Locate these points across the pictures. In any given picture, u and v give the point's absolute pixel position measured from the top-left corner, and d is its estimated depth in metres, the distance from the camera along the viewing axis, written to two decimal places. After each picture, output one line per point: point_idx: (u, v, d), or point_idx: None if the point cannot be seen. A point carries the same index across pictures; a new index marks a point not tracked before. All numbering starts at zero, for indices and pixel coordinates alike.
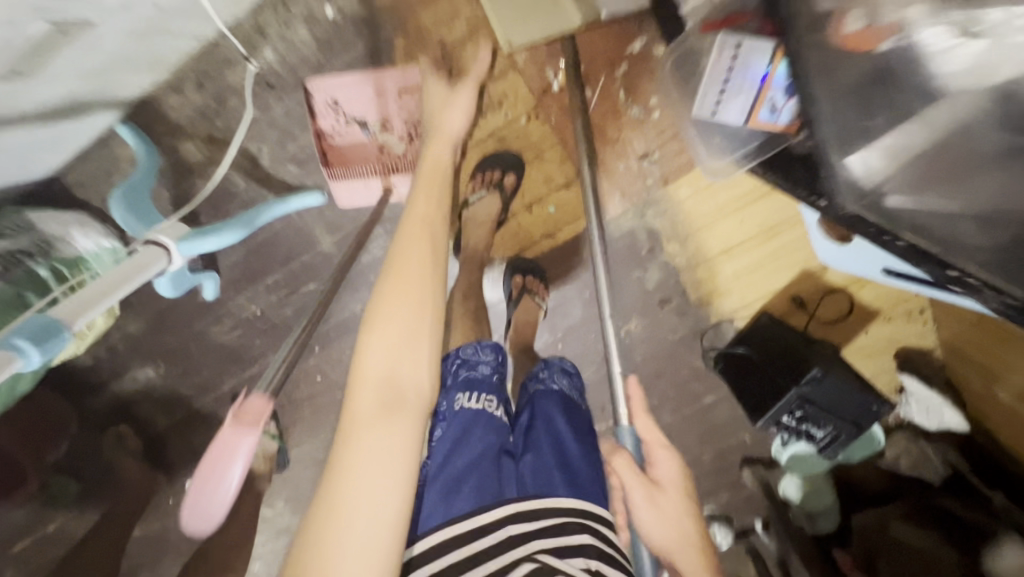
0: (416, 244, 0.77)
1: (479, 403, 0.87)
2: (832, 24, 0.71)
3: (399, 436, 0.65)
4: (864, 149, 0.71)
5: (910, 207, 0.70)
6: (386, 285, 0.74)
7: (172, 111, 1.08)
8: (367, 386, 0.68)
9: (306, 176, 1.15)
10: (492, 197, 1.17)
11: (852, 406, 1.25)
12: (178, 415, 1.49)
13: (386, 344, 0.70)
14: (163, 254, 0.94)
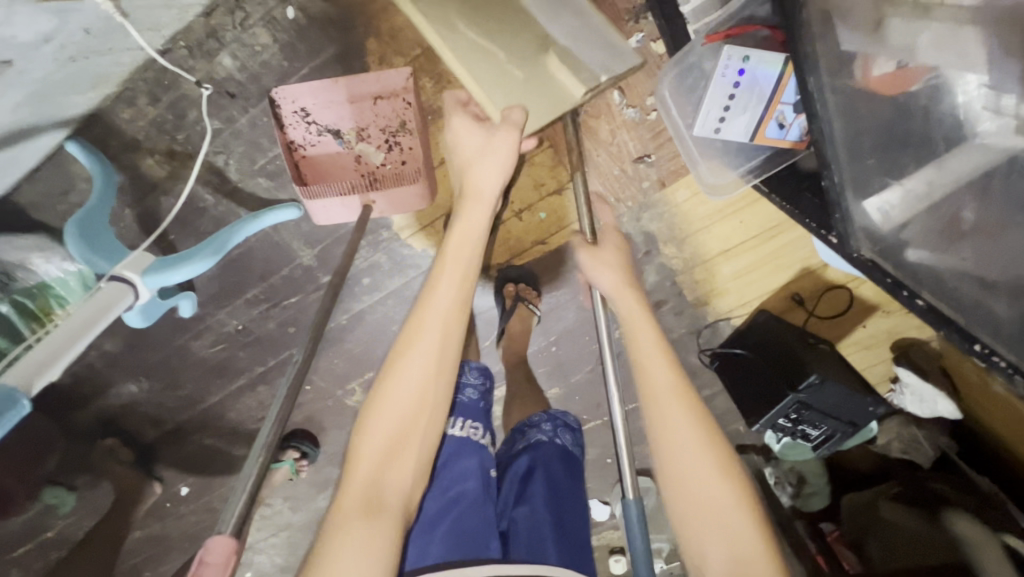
0: (427, 337, 0.69)
1: (464, 431, 0.85)
2: (857, 64, 0.67)
3: (371, 545, 0.61)
4: (881, 196, 0.70)
5: (929, 262, 0.68)
6: (389, 377, 0.68)
7: (126, 125, 0.99)
8: (350, 489, 0.64)
9: (279, 189, 1.07)
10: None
11: (849, 408, 1.23)
12: (166, 428, 1.46)
13: (377, 452, 0.66)
14: (129, 289, 0.89)
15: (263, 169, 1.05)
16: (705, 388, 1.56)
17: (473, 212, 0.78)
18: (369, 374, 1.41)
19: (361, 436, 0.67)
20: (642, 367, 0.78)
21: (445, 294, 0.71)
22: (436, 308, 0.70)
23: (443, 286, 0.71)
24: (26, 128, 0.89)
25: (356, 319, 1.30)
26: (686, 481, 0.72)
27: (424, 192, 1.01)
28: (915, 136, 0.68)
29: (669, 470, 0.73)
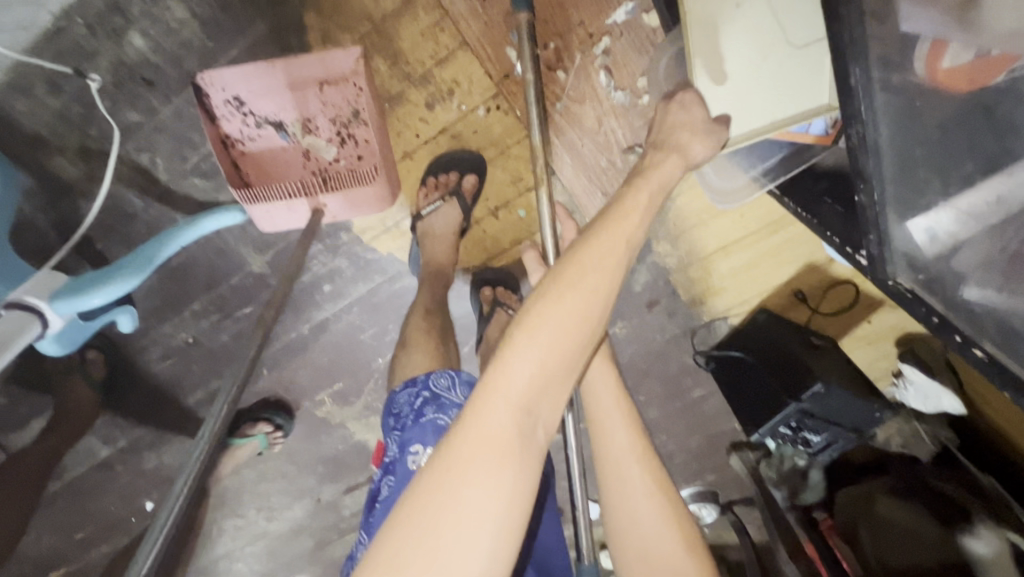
0: (605, 264, 0.57)
1: None
2: (920, 55, 0.52)
3: (518, 477, 0.49)
4: (931, 213, 0.58)
5: (992, 303, 0.55)
6: (549, 302, 0.54)
7: (26, 118, 0.84)
8: (489, 422, 0.49)
9: (218, 190, 0.93)
10: (450, 207, 0.93)
11: (854, 416, 1.15)
12: (121, 444, 1.35)
13: (525, 390, 0.51)
14: (36, 319, 0.76)
15: (196, 168, 0.90)
16: (699, 388, 1.48)
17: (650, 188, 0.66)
18: (339, 385, 1.30)
19: (509, 351, 0.52)
20: (598, 422, 0.74)
21: (626, 229, 0.61)
22: (612, 240, 0.59)
23: (629, 226, 0.61)
24: None
25: (319, 328, 1.18)
26: (646, 549, 0.68)
27: (385, 192, 0.89)
28: (991, 133, 0.51)
29: (629, 536, 0.69)
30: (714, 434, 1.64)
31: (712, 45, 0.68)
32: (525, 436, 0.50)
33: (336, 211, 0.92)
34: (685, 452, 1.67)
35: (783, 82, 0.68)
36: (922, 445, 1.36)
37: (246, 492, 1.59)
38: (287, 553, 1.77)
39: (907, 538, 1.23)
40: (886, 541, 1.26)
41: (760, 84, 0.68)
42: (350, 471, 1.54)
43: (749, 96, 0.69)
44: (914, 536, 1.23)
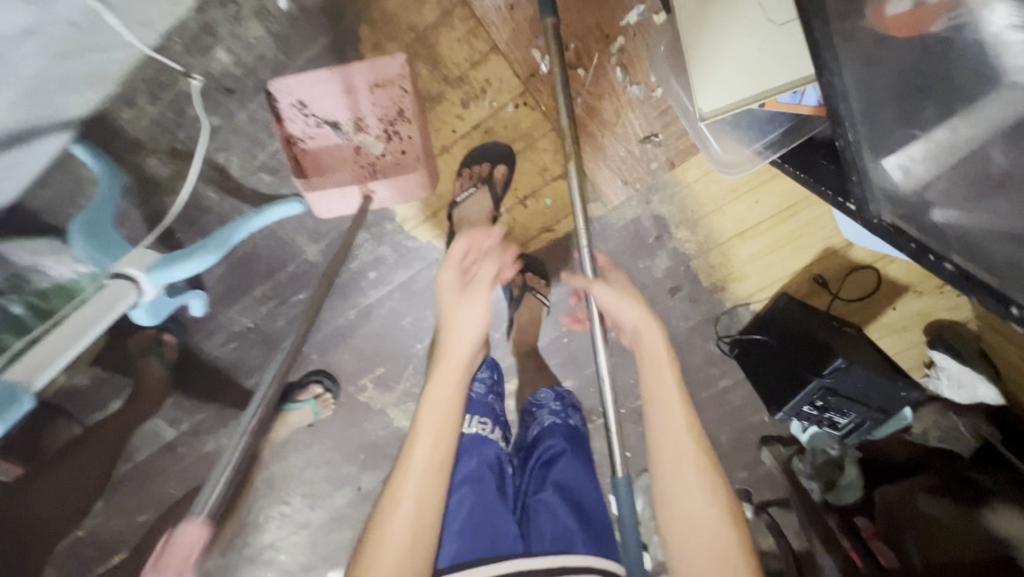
0: (428, 435, 0.68)
1: (475, 428, 0.85)
2: (871, 10, 0.61)
3: None
4: (900, 153, 0.64)
5: (959, 222, 0.62)
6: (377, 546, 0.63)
7: (128, 125, 0.99)
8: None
9: (281, 184, 1.06)
10: (482, 192, 1.05)
11: (880, 393, 1.17)
12: (185, 426, 1.48)
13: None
14: (133, 287, 0.89)
15: (265, 165, 1.04)
16: (725, 377, 1.51)
17: (451, 370, 0.71)
18: (380, 370, 1.40)
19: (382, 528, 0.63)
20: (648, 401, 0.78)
21: (419, 455, 0.67)
22: (412, 471, 0.66)
23: (450, 382, 0.71)
24: (31, 132, 0.87)
25: (364, 315, 1.29)
26: (691, 516, 0.73)
27: (425, 178, 1.01)
28: (936, 75, 0.60)
29: (676, 508, 0.74)
30: (744, 428, 1.66)
31: (697, 30, 0.77)
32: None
33: (383, 199, 1.04)
34: (715, 447, 1.68)
35: (765, 55, 0.73)
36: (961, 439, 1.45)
37: (292, 480, 1.69)
38: (328, 544, 1.84)
39: (944, 532, 1.33)
40: (926, 539, 1.35)
41: (744, 56, 0.74)
42: (389, 459, 1.62)
43: (734, 70, 0.74)
44: (948, 529, 1.33)
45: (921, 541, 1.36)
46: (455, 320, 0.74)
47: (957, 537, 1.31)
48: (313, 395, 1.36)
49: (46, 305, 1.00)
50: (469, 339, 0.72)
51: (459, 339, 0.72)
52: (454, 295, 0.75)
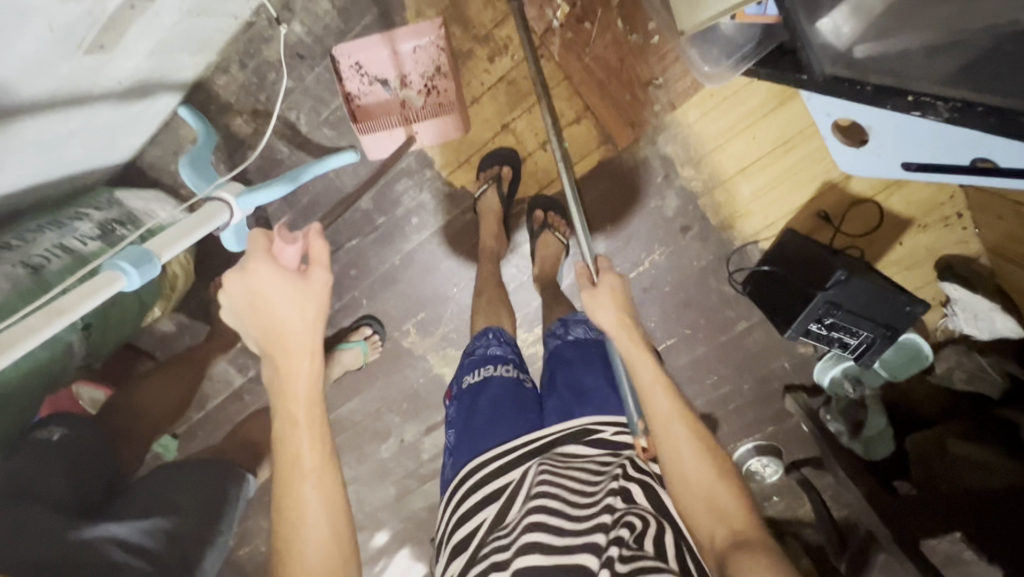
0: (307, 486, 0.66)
1: (480, 375, 1.01)
2: None
3: None
4: (829, 14, 0.94)
5: (872, 53, 0.94)
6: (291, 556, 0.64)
7: (221, 90, 1.23)
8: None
9: (340, 137, 1.27)
10: (492, 189, 1.29)
11: (885, 308, 1.25)
12: (251, 372, 1.66)
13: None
14: (225, 207, 1.07)
15: (327, 120, 1.26)
16: (742, 320, 1.60)
17: (303, 377, 0.68)
18: (421, 314, 1.55)
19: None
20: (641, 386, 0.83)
21: (304, 456, 0.67)
22: (303, 478, 0.66)
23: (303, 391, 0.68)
24: (157, 86, 1.08)
25: (407, 259, 1.46)
26: (666, 431, 0.79)
27: (459, 121, 1.23)
28: None
29: (682, 470, 0.77)
30: (765, 377, 1.71)
31: None
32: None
33: (424, 137, 1.25)
34: (739, 398, 1.73)
35: None
36: (986, 380, 1.51)
37: (341, 434, 1.82)
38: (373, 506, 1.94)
39: (982, 471, 1.32)
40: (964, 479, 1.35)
41: None
42: (429, 409, 1.74)
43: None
44: (989, 468, 1.32)
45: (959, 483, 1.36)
46: (278, 316, 0.69)
47: (999, 470, 1.31)
48: (363, 336, 1.50)
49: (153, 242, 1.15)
50: (300, 326, 0.69)
51: (282, 320, 0.69)
52: (290, 275, 0.70)
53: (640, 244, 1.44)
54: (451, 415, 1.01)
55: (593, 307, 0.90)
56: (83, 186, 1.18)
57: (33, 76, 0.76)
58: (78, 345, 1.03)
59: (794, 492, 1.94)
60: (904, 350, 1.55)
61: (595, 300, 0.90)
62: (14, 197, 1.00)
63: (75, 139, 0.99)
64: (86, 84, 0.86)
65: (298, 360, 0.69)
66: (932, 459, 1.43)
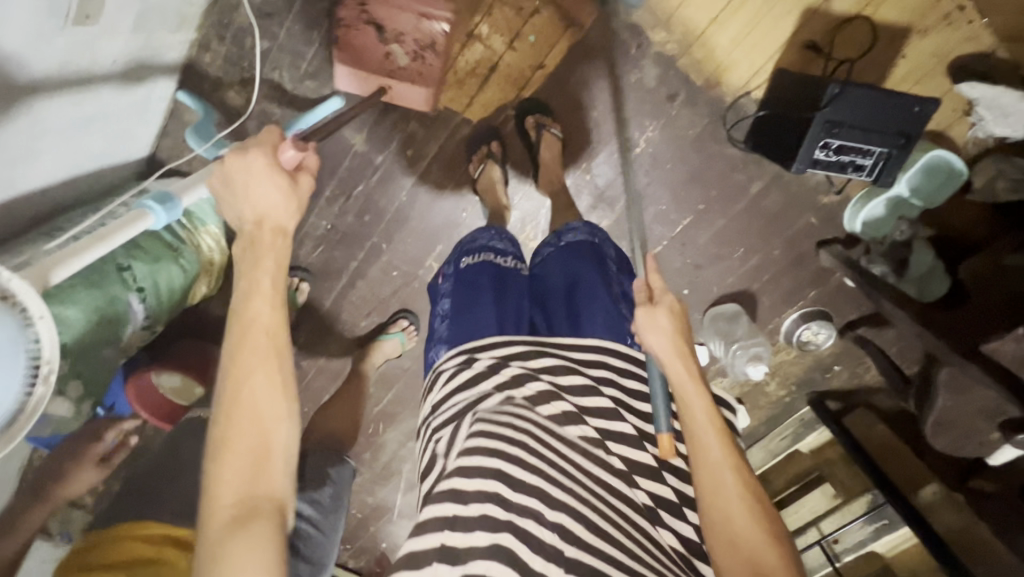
0: (252, 339, 0.77)
1: (479, 259, 1.07)
2: None
3: (269, 467, 0.73)
4: None
5: None
6: (237, 403, 0.74)
7: (209, 67, 1.33)
8: (229, 471, 0.71)
9: (322, 86, 1.36)
10: (491, 165, 1.43)
11: (890, 114, 1.20)
12: (299, 340, 1.75)
13: (243, 460, 0.72)
14: None
15: (307, 72, 1.35)
16: (756, 182, 1.55)
17: (279, 244, 0.83)
18: (439, 247, 1.60)
19: (230, 431, 0.73)
20: (676, 382, 0.87)
21: (263, 314, 0.79)
22: (256, 329, 0.78)
23: (274, 254, 0.82)
24: (151, 69, 1.20)
25: (413, 193, 1.53)
26: (739, 547, 0.76)
27: (429, 95, 1.34)
28: None
29: (725, 566, 0.76)
30: (795, 238, 1.64)
31: None
32: (263, 456, 0.73)
33: (400, 96, 1.36)
34: (772, 267, 1.67)
35: None
36: None
37: (394, 386, 1.88)
38: None
39: None
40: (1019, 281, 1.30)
41: None
42: None
43: None
44: None
45: (1014, 285, 1.30)
46: (258, 193, 0.83)
47: None
48: (400, 327, 1.65)
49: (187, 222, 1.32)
50: (280, 211, 0.84)
51: (266, 205, 0.84)
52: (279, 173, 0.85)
53: (631, 123, 1.46)
54: (445, 289, 1.09)
55: (648, 325, 0.90)
56: (114, 182, 1.30)
57: (40, 48, 0.87)
58: (136, 306, 1.13)
59: (856, 358, 1.85)
60: (942, 181, 1.46)
61: (650, 318, 0.90)
62: (54, 191, 1.11)
63: (92, 127, 1.11)
64: (82, 61, 0.97)
65: (260, 239, 0.83)
66: (989, 283, 1.36)
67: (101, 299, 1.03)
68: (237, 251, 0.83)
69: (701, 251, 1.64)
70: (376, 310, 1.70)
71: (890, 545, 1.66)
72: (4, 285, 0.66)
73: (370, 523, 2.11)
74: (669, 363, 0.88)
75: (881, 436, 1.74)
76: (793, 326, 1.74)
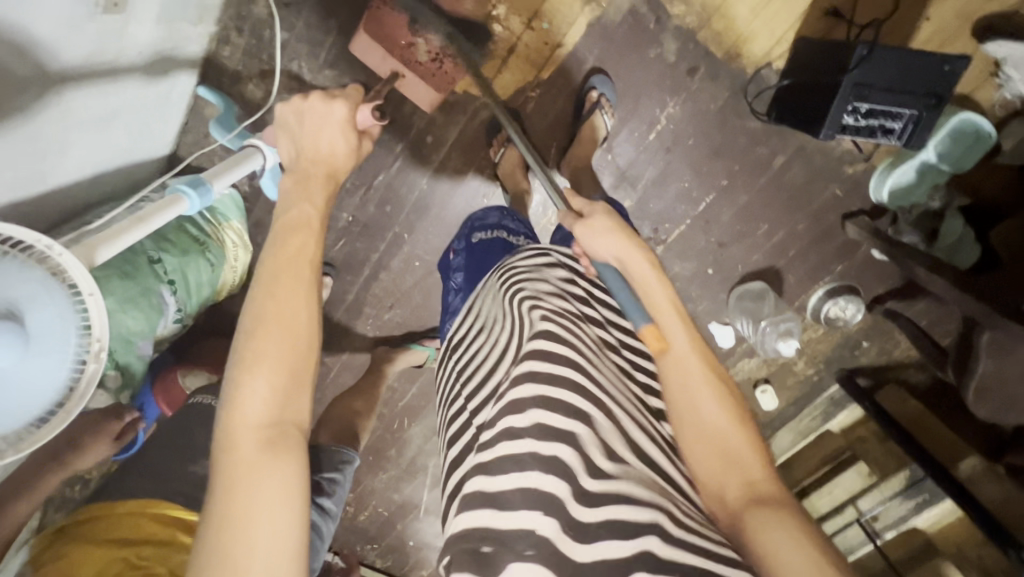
0: (293, 265, 0.78)
1: (492, 234, 1.10)
2: None
3: (295, 390, 0.71)
4: None
5: None
6: (270, 316, 0.73)
7: (228, 60, 1.34)
8: (260, 387, 0.69)
9: (341, 76, 1.37)
10: (512, 149, 1.43)
11: (920, 73, 1.19)
12: (323, 336, 1.74)
13: (275, 374, 0.70)
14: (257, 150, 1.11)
15: (326, 62, 1.35)
16: (779, 155, 1.54)
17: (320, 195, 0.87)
18: None
19: (258, 348, 0.71)
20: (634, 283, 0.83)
21: (305, 246, 0.81)
22: (300, 259, 0.79)
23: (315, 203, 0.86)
24: (173, 62, 1.20)
25: (433, 180, 1.52)
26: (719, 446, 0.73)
27: (437, 98, 1.35)
28: None
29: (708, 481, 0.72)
30: (820, 212, 1.61)
31: None
32: (297, 374, 0.72)
33: (410, 89, 1.35)
34: (798, 242, 1.65)
35: None
36: None
37: (417, 379, 1.86)
38: None
39: None
40: None
41: None
42: None
43: None
44: None
45: None
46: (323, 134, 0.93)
47: None
48: None
49: (211, 216, 1.31)
50: (338, 160, 0.93)
51: (329, 152, 0.92)
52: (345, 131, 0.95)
53: (651, 99, 1.45)
54: (458, 263, 1.11)
55: (588, 237, 0.86)
56: (137, 178, 1.30)
57: (70, 35, 0.87)
58: (169, 298, 1.12)
59: (885, 332, 1.79)
60: (974, 142, 1.44)
61: (590, 229, 0.86)
62: (83, 186, 1.11)
63: (118, 121, 1.11)
64: (110, 51, 0.97)
65: (313, 179, 0.89)
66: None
67: (135, 290, 1.04)
68: (288, 183, 0.89)
69: (725, 228, 1.62)
70: (399, 302, 1.68)
71: (932, 521, 1.60)
72: (55, 262, 0.66)
73: (397, 520, 2.08)
74: (624, 260, 0.83)
75: (915, 409, 1.70)
76: (819, 302, 1.69)
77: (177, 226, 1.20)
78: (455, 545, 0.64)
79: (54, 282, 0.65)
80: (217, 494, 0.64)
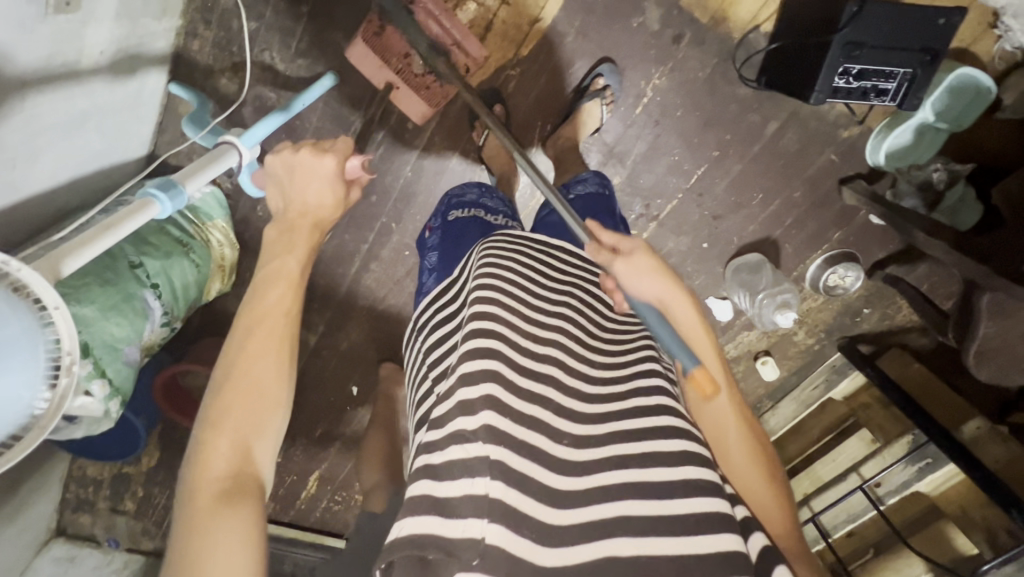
0: (268, 319, 0.80)
1: (469, 213, 1.07)
2: None
3: (263, 442, 0.72)
4: None
5: None
6: (242, 367, 0.75)
7: (198, 54, 1.30)
8: (223, 441, 0.70)
9: (315, 64, 1.33)
10: None
11: (913, 28, 1.14)
12: (318, 330, 1.72)
13: (238, 426, 0.71)
14: (232, 147, 1.06)
15: (298, 50, 1.31)
16: (770, 121, 1.49)
17: (300, 239, 0.89)
18: None
19: (225, 401, 0.73)
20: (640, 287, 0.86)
21: (277, 295, 0.83)
22: (273, 312, 0.81)
23: (297, 251, 0.88)
24: (141, 60, 1.17)
25: (417, 167, 1.50)
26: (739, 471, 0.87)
27: (427, 113, 1.33)
28: None
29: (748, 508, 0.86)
30: (815, 178, 1.57)
31: None
32: (256, 426, 0.72)
33: (404, 101, 1.34)
34: (793, 211, 1.61)
35: None
36: None
37: None
38: None
39: None
40: None
41: None
42: None
43: None
44: None
45: None
46: (295, 174, 0.93)
47: None
48: None
49: (191, 216, 1.29)
50: (315, 192, 0.93)
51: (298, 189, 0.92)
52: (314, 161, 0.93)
53: (637, 69, 1.40)
54: (433, 241, 1.07)
55: (631, 275, 0.86)
56: (116, 182, 1.28)
57: (23, 39, 0.84)
58: (153, 301, 1.11)
59: (885, 295, 1.76)
60: (972, 101, 1.38)
61: (631, 269, 0.86)
62: (59, 194, 1.10)
63: (88, 125, 1.09)
64: (69, 51, 0.95)
65: (299, 229, 0.91)
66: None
67: (116, 297, 1.03)
68: (272, 234, 0.91)
69: (719, 200, 1.58)
70: (392, 292, 1.67)
71: (933, 484, 1.60)
72: (14, 278, 0.64)
73: None
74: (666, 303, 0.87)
75: (917, 374, 1.67)
76: (818, 271, 1.66)
77: (155, 227, 1.19)
78: (401, 548, 0.57)
79: (17, 298, 0.64)
80: (173, 549, 0.63)
